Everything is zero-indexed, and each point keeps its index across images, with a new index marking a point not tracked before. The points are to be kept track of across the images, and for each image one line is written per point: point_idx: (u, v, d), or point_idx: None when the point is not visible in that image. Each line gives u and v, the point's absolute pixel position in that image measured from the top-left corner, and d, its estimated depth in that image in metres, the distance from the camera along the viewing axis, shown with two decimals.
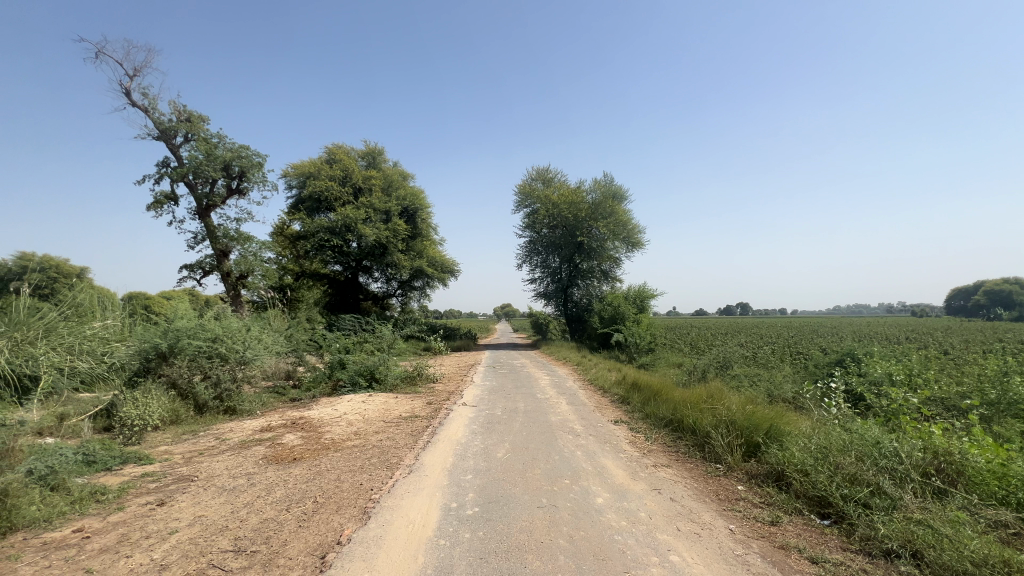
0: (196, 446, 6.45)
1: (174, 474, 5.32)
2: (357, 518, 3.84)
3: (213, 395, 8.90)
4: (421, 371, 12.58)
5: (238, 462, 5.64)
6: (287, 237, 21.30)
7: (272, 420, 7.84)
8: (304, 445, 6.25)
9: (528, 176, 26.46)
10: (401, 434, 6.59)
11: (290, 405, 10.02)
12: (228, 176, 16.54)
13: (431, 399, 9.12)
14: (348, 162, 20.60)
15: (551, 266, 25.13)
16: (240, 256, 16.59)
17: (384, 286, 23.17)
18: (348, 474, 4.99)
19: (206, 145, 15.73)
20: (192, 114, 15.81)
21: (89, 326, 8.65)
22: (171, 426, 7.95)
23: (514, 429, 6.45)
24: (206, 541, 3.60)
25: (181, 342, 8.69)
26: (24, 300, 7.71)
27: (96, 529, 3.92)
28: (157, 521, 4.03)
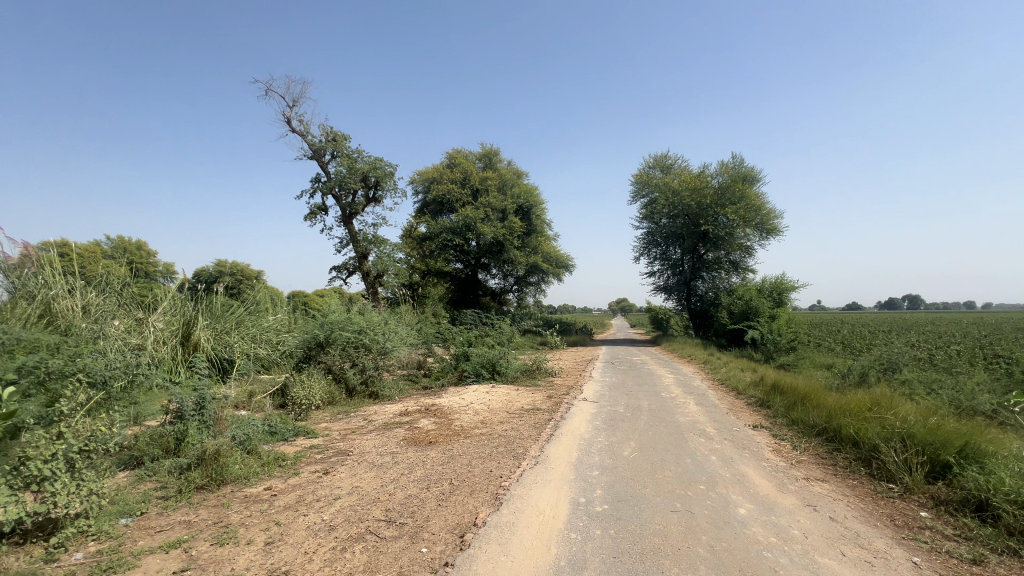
0: (349, 425, 7.35)
1: (334, 448, 6.13)
2: (491, 503, 4.03)
3: (360, 380, 10.07)
4: (540, 365, 12.80)
5: (383, 441, 6.30)
6: (415, 239, 23.18)
7: (409, 406, 8.62)
8: (437, 429, 6.76)
9: (644, 165, 25.25)
10: (525, 425, 6.77)
11: (422, 392, 10.93)
12: (367, 187, 18.53)
13: (551, 393, 9.22)
14: (467, 165, 21.70)
15: (671, 258, 23.77)
16: (377, 257, 18.48)
17: (501, 283, 24.04)
18: (478, 460, 5.27)
19: (349, 160, 17.81)
20: (337, 134, 18.00)
21: (267, 319, 10.64)
22: (329, 406, 9.19)
23: (639, 428, 6.22)
24: (363, 509, 4.07)
25: (334, 332, 9.91)
26: (221, 298, 10.05)
27: (280, 489, 4.69)
28: (323, 487, 4.68)
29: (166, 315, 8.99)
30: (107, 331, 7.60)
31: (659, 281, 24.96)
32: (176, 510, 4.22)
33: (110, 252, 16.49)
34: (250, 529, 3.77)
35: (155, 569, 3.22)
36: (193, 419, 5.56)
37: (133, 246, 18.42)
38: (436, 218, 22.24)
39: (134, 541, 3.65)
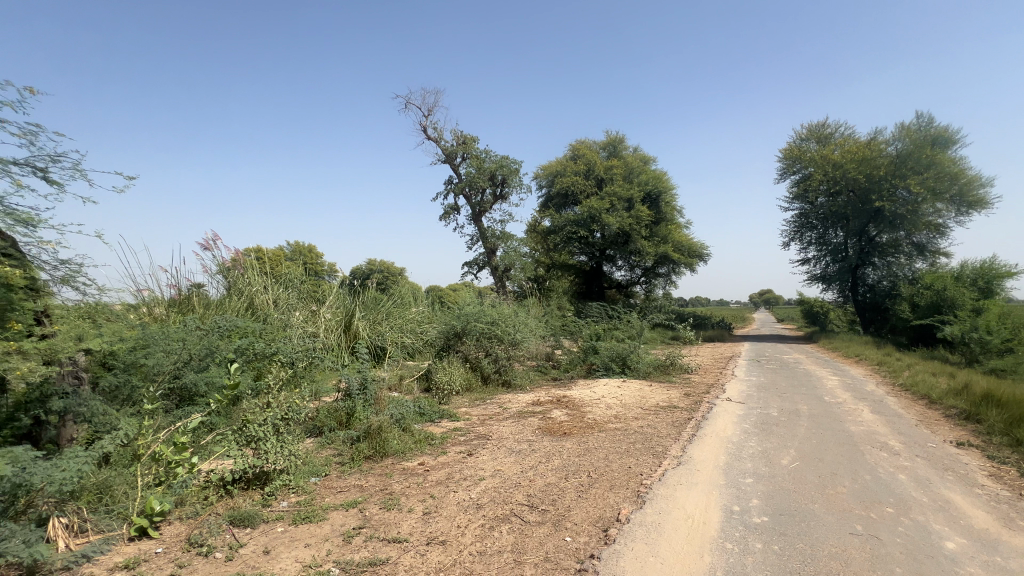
0: (486, 411, 7.77)
1: (475, 431, 6.55)
2: (633, 500, 3.91)
3: (494, 369, 10.61)
4: (674, 360, 12.11)
5: (519, 429, 6.54)
6: (539, 233, 23.57)
7: (541, 396, 8.82)
8: (570, 421, 6.79)
9: (794, 137, 22.15)
10: (662, 423, 6.45)
11: (552, 383, 11.11)
12: (494, 185, 19.32)
13: (689, 391, 8.66)
14: (591, 155, 21.38)
15: (831, 242, 20.62)
16: (505, 251, 19.26)
17: (627, 275, 23.28)
18: (615, 455, 5.17)
19: (477, 161, 18.79)
20: (466, 137, 19.11)
21: (411, 311, 11.80)
22: (467, 392, 9.84)
23: (799, 435, 5.51)
24: (506, 492, 4.27)
25: (470, 323, 10.54)
26: (373, 293, 11.42)
27: (431, 465, 5.15)
28: (469, 467, 5.02)
29: (332, 309, 10.51)
30: (291, 323, 9.17)
31: (814, 269, 21.80)
32: (350, 474, 4.89)
33: (292, 255, 19.87)
34: (410, 499, 4.21)
35: (339, 523, 3.77)
36: (359, 397, 6.40)
37: (307, 249, 21.93)
38: (560, 211, 22.35)
39: (322, 498, 4.32)
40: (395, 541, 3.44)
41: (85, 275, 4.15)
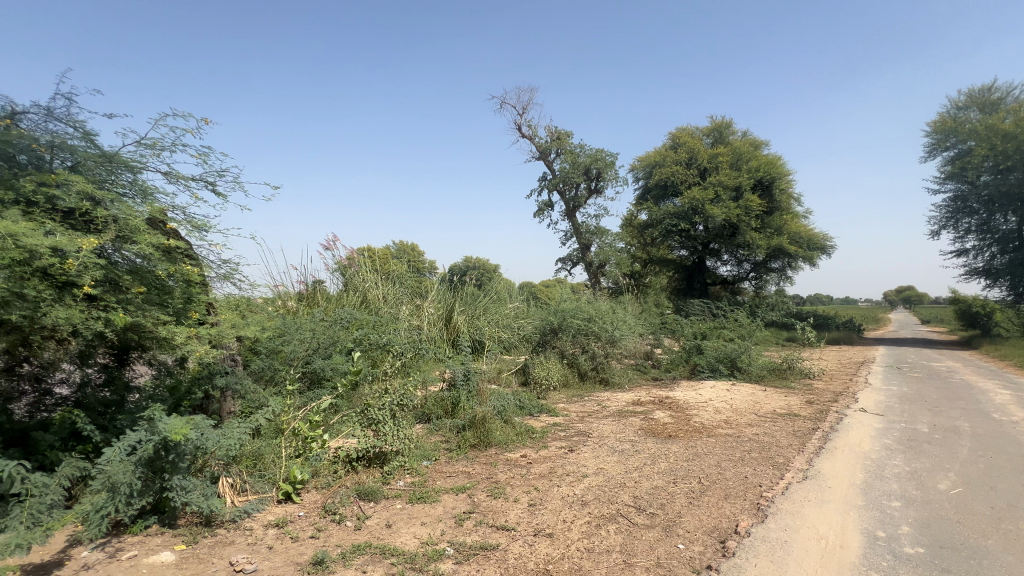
0: (585, 409, 7.69)
1: (575, 428, 6.52)
2: (752, 513, 3.62)
3: (591, 366, 10.47)
4: (793, 364, 10.98)
5: (621, 428, 6.38)
6: (636, 227, 22.71)
7: (641, 395, 8.51)
8: (675, 423, 6.47)
9: (947, 106, 18.84)
10: (781, 431, 5.89)
11: (653, 383, 10.67)
12: (589, 180, 19.01)
13: (812, 398, 7.79)
14: (693, 143, 20.11)
15: (998, 229, 17.31)
16: (599, 247, 18.88)
17: (734, 270, 21.58)
18: (729, 462, 4.81)
19: (572, 156, 18.63)
20: (560, 133, 19.03)
21: (506, 307, 12.09)
22: (564, 388, 9.84)
23: (961, 456, 4.68)
24: (612, 491, 4.19)
25: (567, 319, 10.49)
26: (471, 290, 11.90)
27: (534, 458, 5.23)
28: (571, 463, 5.01)
29: (434, 304, 11.12)
30: (398, 316, 9.88)
31: (973, 261, 18.42)
32: (458, 461, 5.14)
33: (396, 254, 21.37)
34: (515, 489, 4.32)
35: (450, 506, 3.98)
36: (463, 388, 6.70)
37: (409, 248, 23.42)
38: (658, 203, 21.31)
39: (433, 480, 4.60)
40: (503, 528, 3.55)
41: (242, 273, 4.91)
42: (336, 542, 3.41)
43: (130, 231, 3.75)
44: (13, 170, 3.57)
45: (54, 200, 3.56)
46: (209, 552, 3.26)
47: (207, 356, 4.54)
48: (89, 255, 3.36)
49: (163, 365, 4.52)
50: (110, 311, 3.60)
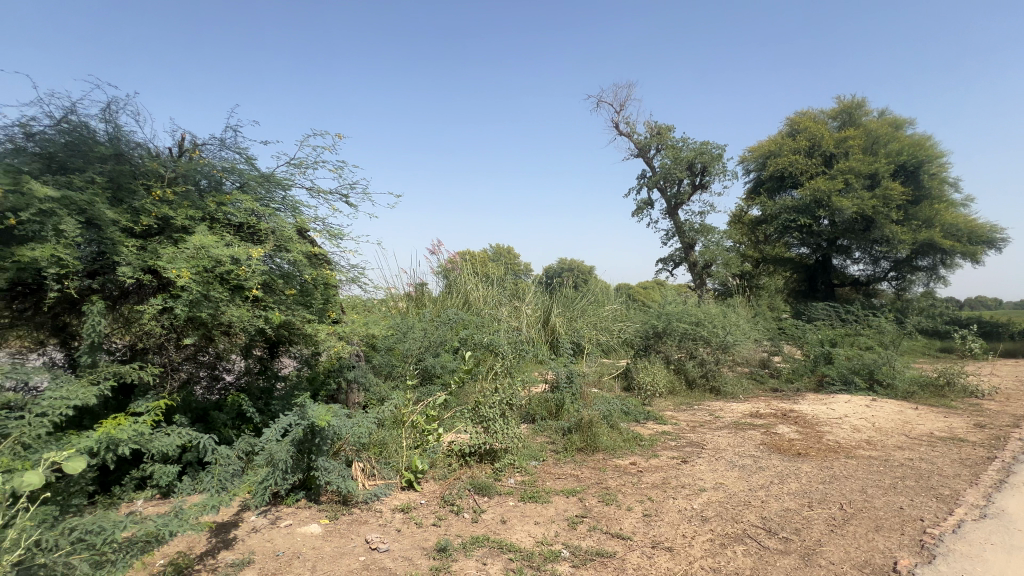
0: (695, 418, 7.24)
1: (686, 438, 6.16)
2: (915, 551, 3.13)
3: (700, 373, 9.82)
4: (952, 379, 9.32)
5: (739, 441, 5.90)
6: (746, 224, 20.93)
7: (759, 407, 7.79)
8: (804, 440, 5.83)
9: None
10: (943, 458, 5.02)
11: (772, 394, 9.73)
12: (693, 175, 17.93)
13: (982, 421, 6.54)
14: (816, 128, 18.01)
15: None
16: (704, 246, 17.71)
17: (868, 269, 18.93)
18: (876, 489, 4.21)
19: (674, 151, 17.72)
20: (661, 127, 18.21)
21: (605, 309, 11.85)
22: (670, 395, 9.36)
23: None
24: (735, 509, 3.89)
25: (672, 322, 9.95)
26: (569, 292, 11.86)
27: (644, 466, 5.03)
28: (685, 474, 4.74)
29: (533, 306, 11.26)
30: (499, 318, 10.16)
31: None
32: (565, 463, 5.14)
33: (493, 258, 22.00)
34: (628, 497, 4.19)
35: (562, 508, 3.98)
36: (567, 390, 6.68)
37: (505, 251, 24.00)
38: (773, 197, 19.42)
39: (543, 481, 4.64)
40: (618, 536, 3.47)
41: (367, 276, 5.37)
42: (456, 532, 3.58)
43: (286, 241, 4.33)
44: (200, 191, 4.25)
45: (229, 216, 4.22)
46: (348, 528, 3.61)
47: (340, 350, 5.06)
48: (256, 263, 3.95)
49: (304, 357, 5.08)
50: (269, 311, 4.16)
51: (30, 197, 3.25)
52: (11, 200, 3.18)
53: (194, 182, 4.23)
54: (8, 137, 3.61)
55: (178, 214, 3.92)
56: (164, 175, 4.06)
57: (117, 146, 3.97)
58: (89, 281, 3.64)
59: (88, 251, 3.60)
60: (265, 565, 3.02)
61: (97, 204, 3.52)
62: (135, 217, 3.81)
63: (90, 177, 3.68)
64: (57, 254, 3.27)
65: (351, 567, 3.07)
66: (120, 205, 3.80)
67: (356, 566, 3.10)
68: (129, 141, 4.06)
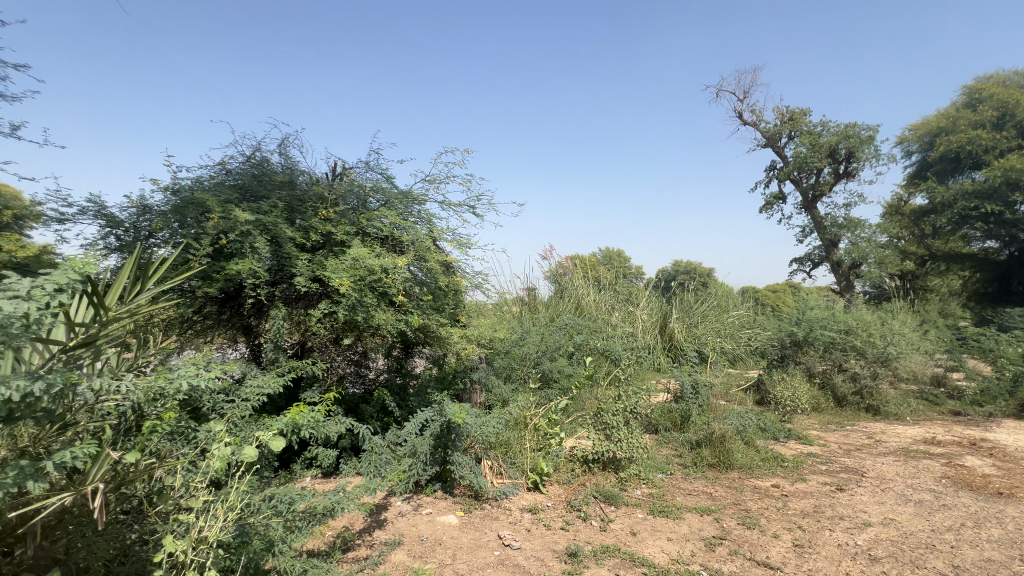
0: (849, 441, 6.32)
1: (840, 463, 5.41)
2: None
3: (852, 390, 8.51)
4: None
5: (912, 472, 5.01)
6: (908, 215, 17.78)
7: (936, 433, 6.54)
8: (1005, 478, 4.75)
9: None
10: None
11: (951, 418, 8.11)
12: (835, 163, 15.73)
13: None
14: (1006, 93, 14.70)
15: None
16: (851, 243, 15.45)
17: None
18: None
19: (811, 137, 15.76)
20: (794, 112, 16.32)
21: (730, 315, 10.94)
22: (814, 412, 8.31)
23: None
24: (915, 552, 3.31)
25: (815, 330, 8.72)
26: (688, 295, 11.14)
27: (790, 490, 4.53)
28: (842, 504, 4.16)
29: (648, 312, 10.77)
30: (612, 324, 9.91)
31: None
32: (696, 479, 4.83)
33: (603, 262, 21.61)
34: (773, 523, 3.80)
35: (696, 527, 3.76)
36: (693, 401, 6.26)
37: (616, 255, 23.43)
38: (945, 181, 16.25)
39: (672, 496, 4.41)
40: (766, 565, 3.17)
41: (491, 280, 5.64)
42: (585, 539, 3.57)
43: (425, 251, 4.79)
44: (354, 209, 4.83)
45: (376, 230, 4.75)
46: (481, 522, 3.81)
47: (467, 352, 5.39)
48: (401, 273, 4.42)
49: (435, 357, 5.46)
50: (409, 315, 4.58)
51: (234, 221, 3.99)
52: (222, 224, 3.94)
53: (349, 202, 4.83)
54: (218, 173, 4.48)
55: (338, 230, 4.51)
56: (326, 197, 4.69)
57: (290, 175, 4.67)
58: (272, 289, 4.33)
59: (271, 264, 4.28)
60: (412, 548, 3.31)
61: (279, 225, 4.20)
62: (305, 234, 4.47)
63: (274, 202, 4.40)
64: (252, 268, 3.95)
65: (488, 560, 3.23)
66: (294, 224, 4.47)
67: (492, 560, 3.25)
68: (299, 170, 4.76)
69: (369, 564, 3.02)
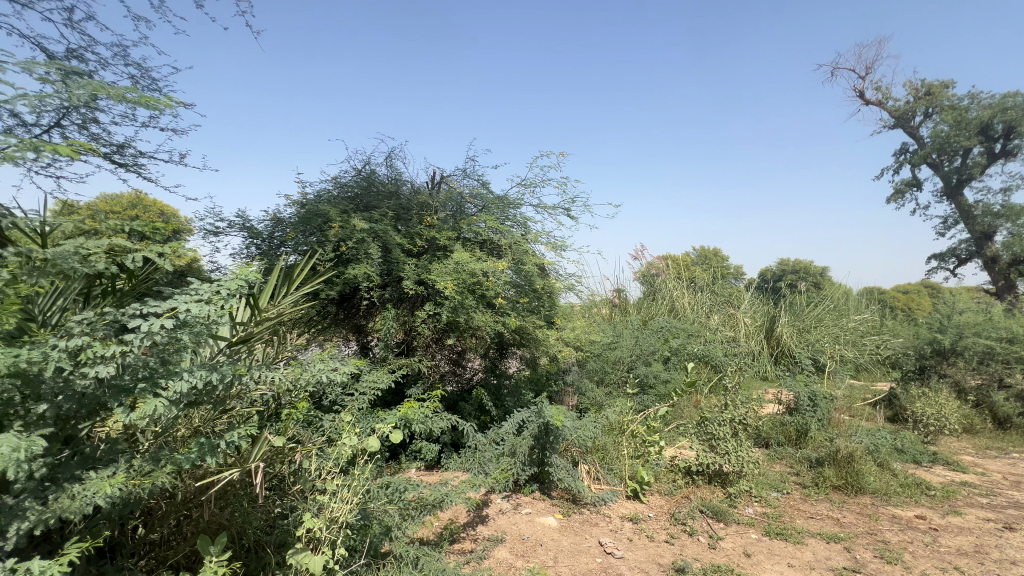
0: (1017, 471, 5.29)
1: (1005, 496, 4.55)
2: None
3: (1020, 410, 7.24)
4: None
5: None
6: None
7: None
8: None
9: None
10: None
11: None
12: (989, 141, 13.30)
13: None
14: None
15: None
16: (1012, 234, 12.97)
17: None
18: None
19: (955, 112, 13.50)
20: (932, 85, 14.11)
21: (851, 319, 9.76)
22: (966, 434, 7.14)
23: None
24: None
25: (965, 337, 7.40)
26: (800, 296, 10.11)
27: (940, 524, 3.90)
28: (1013, 546, 3.50)
29: (749, 314, 9.87)
30: (709, 326, 9.17)
31: None
32: (818, 502, 4.35)
33: (698, 262, 20.36)
34: (920, 560, 3.30)
35: (822, 555, 3.39)
36: (810, 414, 5.66)
37: (712, 254, 21.94)
38: None
39: (791, 518, 4.01)
40: None
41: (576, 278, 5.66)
42: (693, 555, 3.38)
43: (523, 255, 4.98)
44: (454, 215, 5.06)
45: (475, 234, 4.94)
46: (581, 526, 3.77)
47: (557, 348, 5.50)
48: (499, 276, 4.60)
49: (529, 359, 5.51)
50: (506, 317, 4.69)
51: (351, 229, 4.40)
52: (341, 232, 4.39)
53: (449, 208, 5.09)
54: (334, 186, 4.92)
55: (440, 236, 4.75)
56: (429, 204, 4.95)
57: (397, 185, 5.01)
58: (383, 291, 4.66)
59: (382, 268, 4.63)
60: (514, 546, 3.37)
61: (389, 232, 4.54)
62: (411, 240, 4.77)
63: (384, 211, 4.75)
64: (367, 272, 4.29)
65: (590, 566, 3.19)
66: (401, 231, 4.79)
67: (594, 566, 3.20)
68: (403, 180, 5.08)
69: (474, 557, 3.12)
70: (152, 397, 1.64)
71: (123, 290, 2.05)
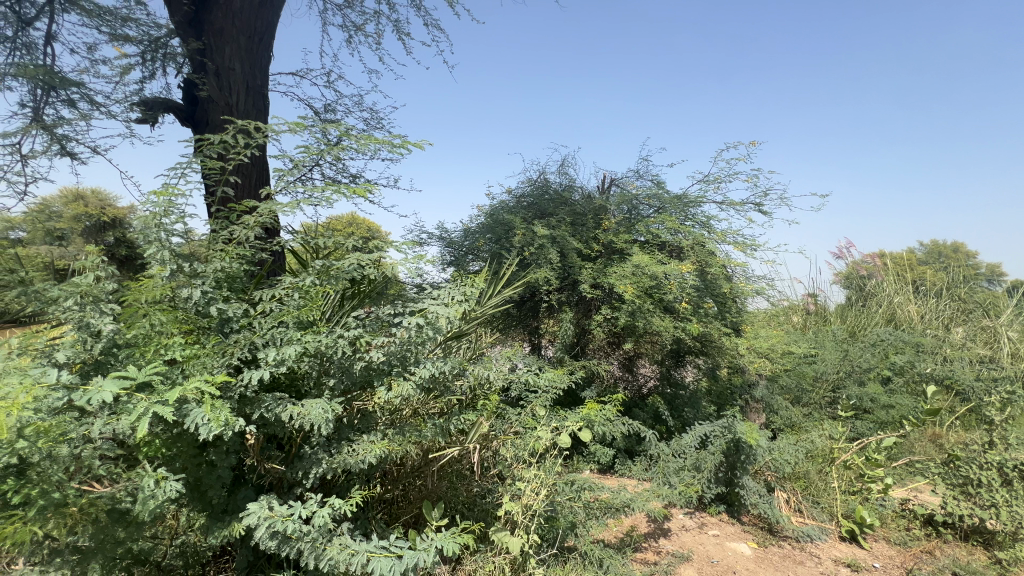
0: None
1: None
2: None
3: None
4: None
5: None
6: None
7: None
8: None
9: None
10: None
11: None
12: None
13: None
14: None
15: None
16: None
17: None
18: None
19: None
20: None
21: None
22: None
23: None
24: None
25: None
26: None
27: None
28: None
29: (1019, 326, 7.45)
30: (952, 340, 7.20)
31: None
32: None
33: (926, 260, 16.24)
34: None
35: None
36: None
37: (949, 250, 17.32)
38: None
39: None
40: None
41: (760, 278, 5.21)
42: None
43: (707, 256, 4.66)
44: (629, 217, 5.00)
45: (653, 235, 4.80)
46: (782, 562, 3.33)
47: (742, 357, 4.99)
48: (681, 278, 4.40)
49: (710, 369, 5.08)
50: (687, 322, 4.45)
51: (533, 236, 4.69)
52: (524, 239, 4.73)
53: (624, 210, 5.04)
54: (511, 197, 5.26)
55: (616, 239, 4.75)
56: (604, 208, 4.98)
57: (572, 192, 5.16)
58: (561, 294, 4.85)
59: (561, 272, 4.82)
60: (703, 567, 3.15)
61: (568, 237, 4.73)
62: (587, 244, 4.89)
63: (561, 217, 4.94)
64: (547, 275, 4.52)
65: None
66: (578, 236, 4.92)
67: None
68: (576, 186, 5.20)
69: (659, 569, 3.01)
70: (404, 379, 2.02)
71: (384, 295, 2.62)
